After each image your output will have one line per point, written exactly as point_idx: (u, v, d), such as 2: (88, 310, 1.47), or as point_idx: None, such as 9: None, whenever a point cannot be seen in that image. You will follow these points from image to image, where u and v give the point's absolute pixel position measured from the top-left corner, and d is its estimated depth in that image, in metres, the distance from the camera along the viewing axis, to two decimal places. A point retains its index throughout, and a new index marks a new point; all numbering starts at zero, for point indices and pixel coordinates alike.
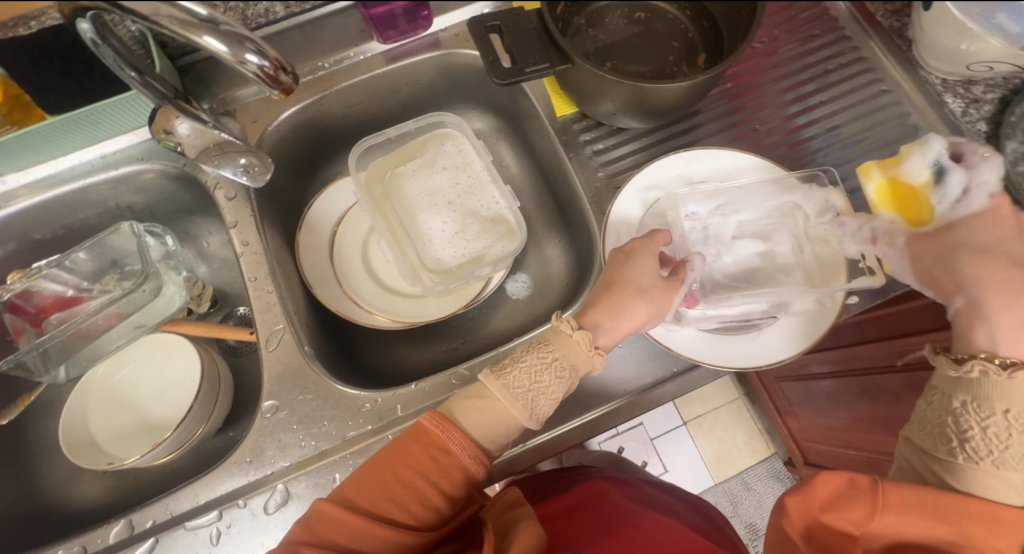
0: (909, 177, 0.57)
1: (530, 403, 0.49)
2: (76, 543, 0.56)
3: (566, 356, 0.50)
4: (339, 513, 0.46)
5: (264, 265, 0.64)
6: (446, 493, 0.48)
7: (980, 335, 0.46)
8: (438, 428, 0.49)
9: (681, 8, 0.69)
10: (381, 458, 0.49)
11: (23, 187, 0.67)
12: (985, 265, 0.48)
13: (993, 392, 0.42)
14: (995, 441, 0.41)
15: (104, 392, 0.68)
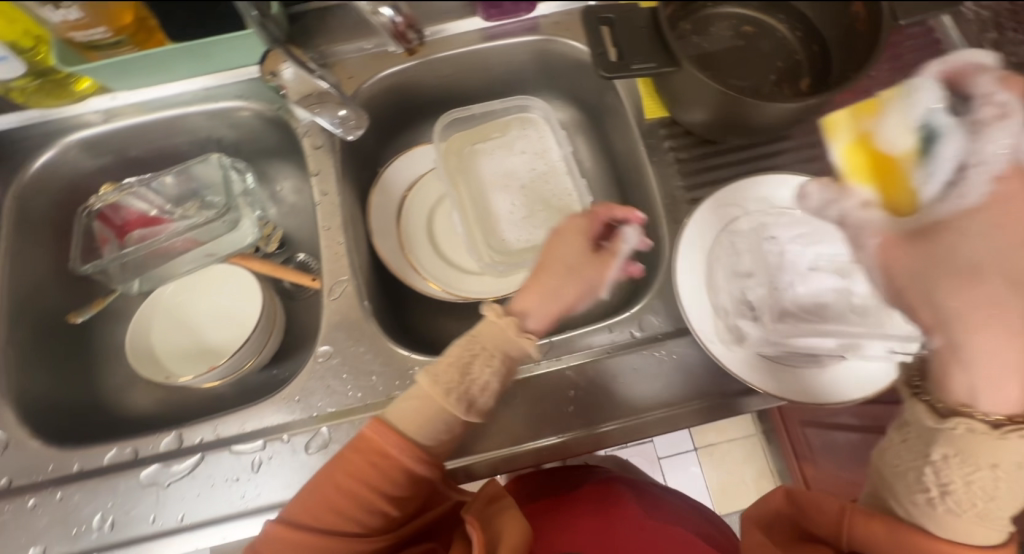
0: (887, 145, 0.46)
1: (463, 396, 0.48)
2: (129, 446, 0.58)
3: (478, 341, 0.50)
4: (290, 532, 0.48)
5: (338, 217, 0.66)
6: (393, 495, 0.49)
7: (958, 384, 0.39)
8: (373, 439, 0.48)
9: (791, 28, 0.67)
10: (323, 475, 0.49)
11: (130, 106, 0.70)
12: (990, 290, 0.39)
13: (982, 449, 0.38)
14: (981, 494, 0.39)
15: (169, 310, 0.71)
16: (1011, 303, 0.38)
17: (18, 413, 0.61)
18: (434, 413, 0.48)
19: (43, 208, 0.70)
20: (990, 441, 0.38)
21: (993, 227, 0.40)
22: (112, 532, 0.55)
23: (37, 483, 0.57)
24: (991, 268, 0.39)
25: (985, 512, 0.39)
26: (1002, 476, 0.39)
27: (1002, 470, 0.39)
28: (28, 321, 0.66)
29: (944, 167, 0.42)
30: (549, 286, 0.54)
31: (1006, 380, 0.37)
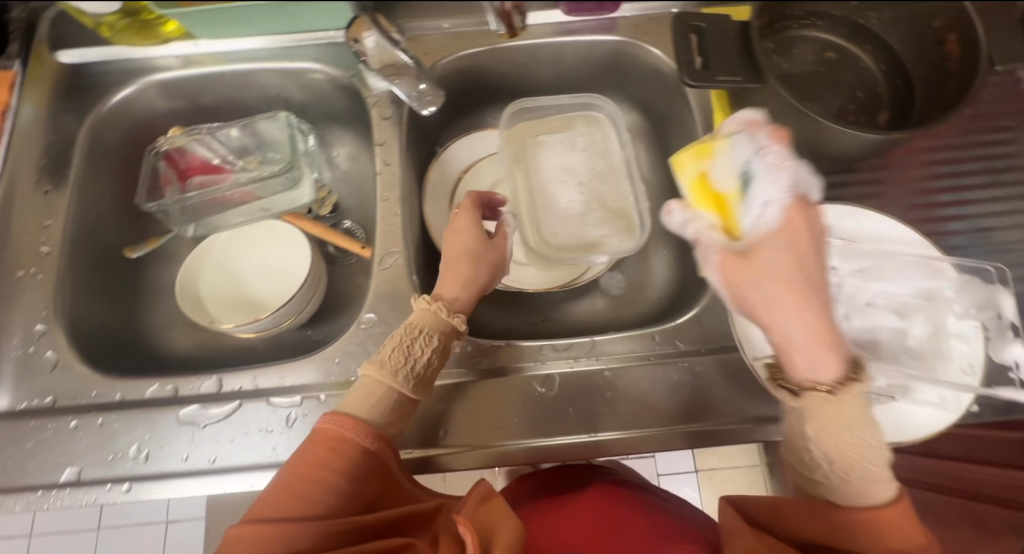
0: (719, 181, 0.45)
1: (400, 373, 0.52)
2: (169, 383, 0.60)
3: (415, 325, 0.55)
4: (250, 529, 0.45)
5: (397, 189, 0.67)
6: (353, 477, 0.48)
7: (799, 363, 0.42)
8: (325, 425, 0.50)
9: (876, 60, 0.66)
10: (283, 469, 0.48)
11: (209, 55, 0.72)
12: (789, 288, 0.41)
13: (833, 413, 0.41)
14: (852, 454, 0.41)
15: (220, 258, 0.73)
16: (800, 294, 0.41)
17: (69, 336, 0.62)
18: (386, 394, 0.52)
19: (113, 142, 0.72)
20: (834, 396, 0.41)
21: (792, 244, 0.41)
22: (147, 464, 0.57)
23: (79, 406, 0.59)
24: (802, 270, 0.41)
25: (876, 476, 0.41)
26: (859, 432, 0.41)
27: (866, 426, 0.42)
28: (87, 249, 0.68)
29: (766, 208, 0.42)
30: (462, 268, 0.60)
31: (822, 348, 0.41)
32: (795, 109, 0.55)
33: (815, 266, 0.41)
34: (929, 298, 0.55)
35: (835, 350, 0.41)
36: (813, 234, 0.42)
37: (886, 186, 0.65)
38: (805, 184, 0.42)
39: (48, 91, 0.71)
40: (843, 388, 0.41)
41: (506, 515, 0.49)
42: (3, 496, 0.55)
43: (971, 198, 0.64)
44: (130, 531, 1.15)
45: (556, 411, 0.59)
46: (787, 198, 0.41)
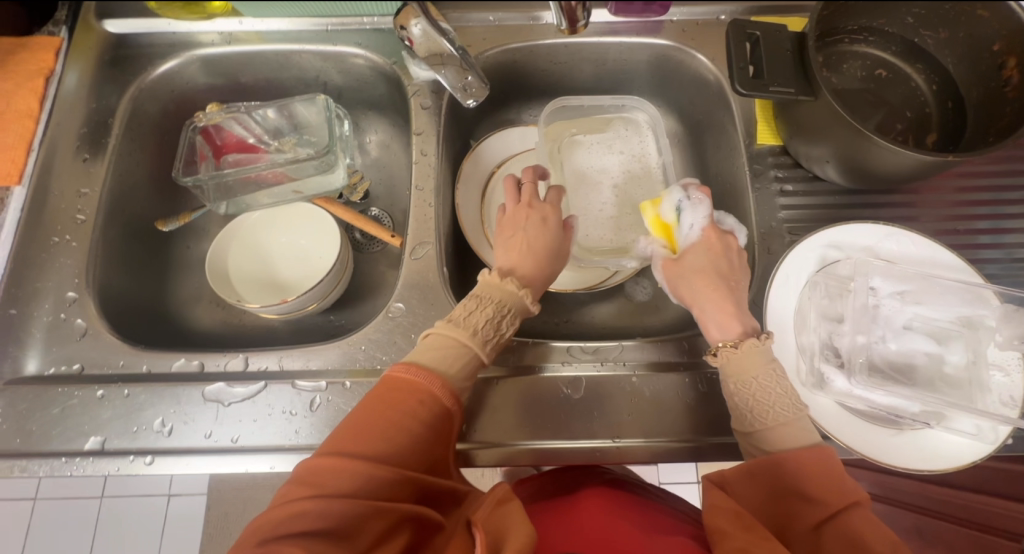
0: (666, 216, 0.64)
1: (480, 338, 0.55)
2: (196, 359, 0.61)
3: (505, 302, 0.57)
4: (331, 462, 0.46)
5: (432, 180, 0.67)
6: (430, 432, 0.50)
7: (713, 331, 0.56)
8: (416, 377, 0.52)
9: (928, 79, 0.65)
10: (363, 410, 0.50)
11: (253, 33, 0.72)
12: (705, 281, 0.58)
13: (739, 364, 0.52)
14: (765, 401, 0.51)
15: (251, 238, 0.74)
16: (710, 281, 0.58)
17: (99, 305, 0.63)
18: (469, 358, 0.54)
19: (152, 114, 0.72)
20: (742, 352, 0.52)
21: (707, 248, 0.60)
22: (170, 437, 0.57)
23: (106, 376, 0.60)
24: (715, 269, 0.58)
25: (789, 421, 0.50)
26: (764, 380, 0.51)
27: (772, 377, 0.51)
28: (121, 220, 0.69)
29: (692, 229, 0.62)
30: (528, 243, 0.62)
31: (725, 313, 0.56)
32: (847, 124, 0.54)
33: (725, 266, 0.59)
34: (969, 325, 0.54)
35: (738, 317, 0.56)
36: (727, 248, 0.60)
37: (926, 209, 0.64)
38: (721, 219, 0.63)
39: (92, 59, 0.71)
40: (744, 344, 0.53)
41: (522, 523, 0.47)
42: (27, 460, 0.56)
43: (1012, 227, 0.63)
44: (134, 501, 1.16)
45: (581, 415, 0.58)
46: (706, 223, 0.61)
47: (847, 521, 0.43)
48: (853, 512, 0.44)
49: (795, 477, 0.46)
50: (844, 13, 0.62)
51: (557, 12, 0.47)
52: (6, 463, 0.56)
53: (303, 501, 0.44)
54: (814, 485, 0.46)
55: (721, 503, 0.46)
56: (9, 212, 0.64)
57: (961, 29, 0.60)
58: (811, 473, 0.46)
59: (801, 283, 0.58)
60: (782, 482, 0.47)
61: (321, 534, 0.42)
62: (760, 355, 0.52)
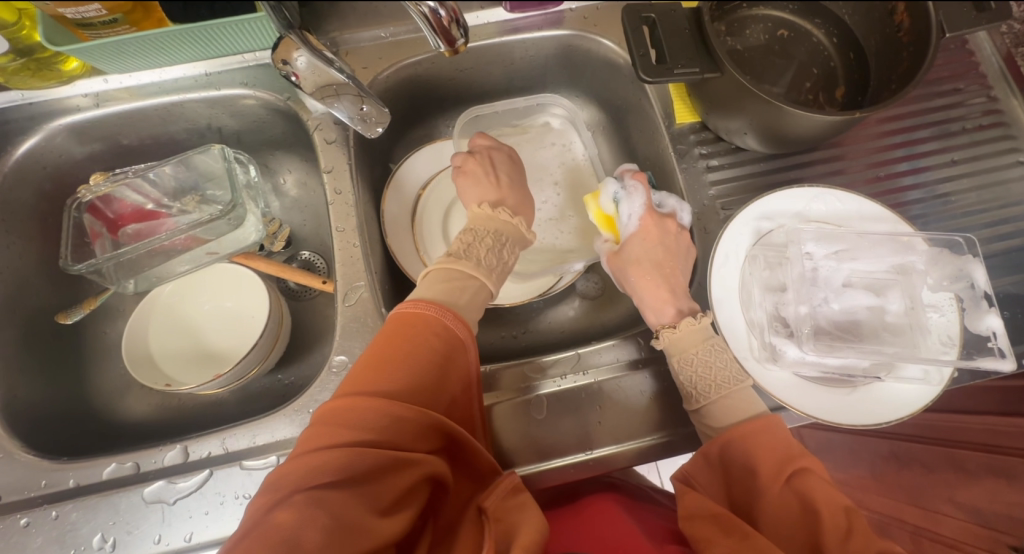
0: (606, 210, 0.62)
1: (491, 269, 0.58)
2: (129, 460, 0.55)
3: (501, 231, 0.61)
4: (351, 403, 0.45)
5: (353, 217, 0.63)
6: (448, 365, 0.50)
7: (651, 315, 0.57)
8: (428, 310, 0.52)
9: (827, 34, 0.66)
10: (380, 350, 0.49)
11: (123, 90, 0.65)
12: (642, 272, 0.58)
13: (679, 344, 0.53)
14: (711, 386, 0.51)
15: (169, 311, 0.68)
16: (647, 273, 0.58)
17: (5, 423, 0.56)
18: (482, 292, 0.57)
19: (28, 198, 0.65)
20: (680, 335, 0.53)
21: (645, 238, 0.59)
22: (114, 552, 0.52)
23: (28, 500, 0.54)
24: (652, 258, 0.58)
25: (731, 392, 0.51)
26: (708, 356, 0.52)
27: (712, 352, 0.52)
28: (16, 322, 0.62)
29: (631, 219, 0.60)
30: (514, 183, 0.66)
31: (660, 302, 0.57)
32: (757, 95, 0.53)
33: (666, 252, 0.58)
34: (902, 272, 0.55)
35: (674, 301, 0.56)
36: (666, 234, 0.59)
37: (847, 160, 0.64)
38: (667, 205, 0.61)
39: None
40: (681, 324, 0.54)
41: (533, 519, 0.48)
42: None
43: (927, 165, 0.64)
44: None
45: (546, 432, 0.57)
46: (643, 211, 0.60)
47: (802, 491, 0.44)
48: (805, 478, 0.44)
49: (749, 455, 0.47)
50: None
51: (428, 31, 0.44)
52: None
53: (326, 447, 0.43)
54: (765, 458, 0.46)
55: (693, 509, 0.47)
56: None
57: None
58: (760, 444, 0.47)
59: (741, 259, 0.57)
60: (739, 467, 0.47)
61: (343, 479, 0.41)
62: (698, 334, 0.53)
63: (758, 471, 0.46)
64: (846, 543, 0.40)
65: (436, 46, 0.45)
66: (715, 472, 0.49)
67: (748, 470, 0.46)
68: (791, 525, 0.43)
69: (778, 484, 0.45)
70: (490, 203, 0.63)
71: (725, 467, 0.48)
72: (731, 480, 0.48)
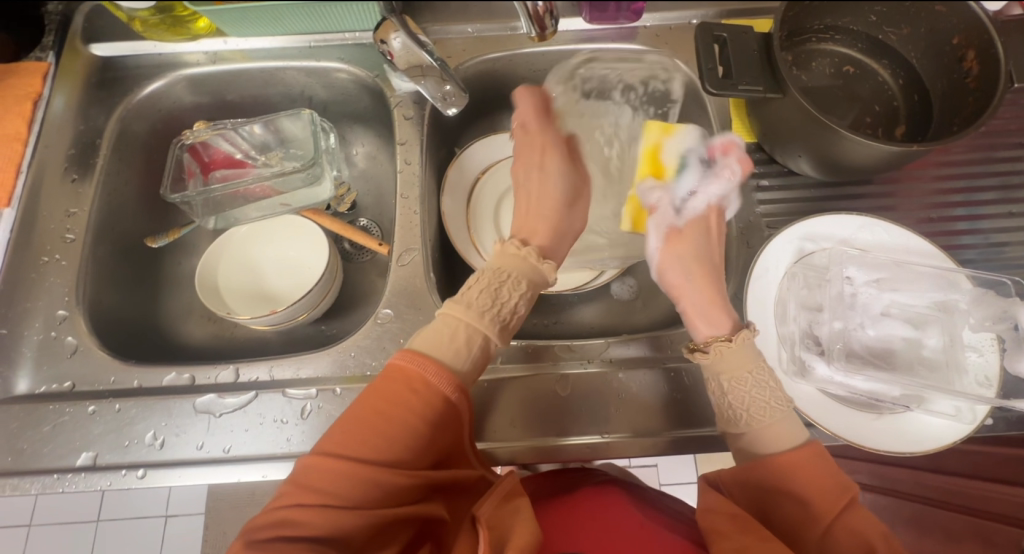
0: (668, 154, 0.63)
1: (492, 314, 0.53)
2: (186, 372, 0.61)
3: (505, 268, 0.55)
4: (323, 462, 0.44)
5: (417, 188, 0.68)
6: (432, 428, 0.47)
7: (701, 329, 0.55)
8: (413, 365, 0.49)
9: (894, 74, 0.67)
10: (361, 406, 0.47)
11: (237, 51, 0.74)
12: (693, 285, 0.57)
13: (728, 362, 0.51)
14: (761, 411, 0.49)
15: (239, 250, 0.75)
16: (697, 280, 0.57)
17: (90, 322, 0.64)
18: (483, 346, 0.52)
19: (140, 134, 0.74)
20: (728, 356, 0.52)
21: (706, 242, 0.59)
22: (162, 450, 0.57)
23: (97, 391, 0.60)
24: (711, 265, 0.58)
25: (782, 414, 0.49)
26: (758, 378, 0.50)
27: (764, 369, 0.51)
28: (113, 237, 0.70)
29: (694, 196, 0.62)
30: (557, 221, 0.60)
31: (711, 312, 0.55)
32: (816, 120, 0.55)
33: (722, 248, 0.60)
34: (945, 310, 0.55)
35: (725, 312, 0.55)
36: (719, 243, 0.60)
37: (901, 198, 0.65)
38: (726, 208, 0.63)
39: (80, 83, 0.72)
40: (735, 338, 0.52)
41: (526, 524, 0.49)
42: (19, 478, 0.56)
43: (983, 214, 0.64)
44: (127, 523, 1.30)
45: (567, 413, 0.59)
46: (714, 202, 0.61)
47: (847, 523, 0.43)
48: (850, 514, 0.44)
49: (792, 477, 0.46)
50: (811, 14, 0.65)
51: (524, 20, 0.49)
52: None
53: (297, 506, 0.43)
54: (808, 485, 0.45)
55: (715, 506, 0.46)
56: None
57: (922, 25, 0.62)
58: (804, 470, 0.46)
59: (780, 274, 0.59)
60: (779, 488, 0.46)
61: (319, 541, 0.42)
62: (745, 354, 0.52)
63: (797, 495, 0.45)
64: None
65: (530, 31, 0.51)
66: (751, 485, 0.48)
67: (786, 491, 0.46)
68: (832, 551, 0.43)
69: (823, 511, 0.44)
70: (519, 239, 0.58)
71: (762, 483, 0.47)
72: (765, 498, 0.47)
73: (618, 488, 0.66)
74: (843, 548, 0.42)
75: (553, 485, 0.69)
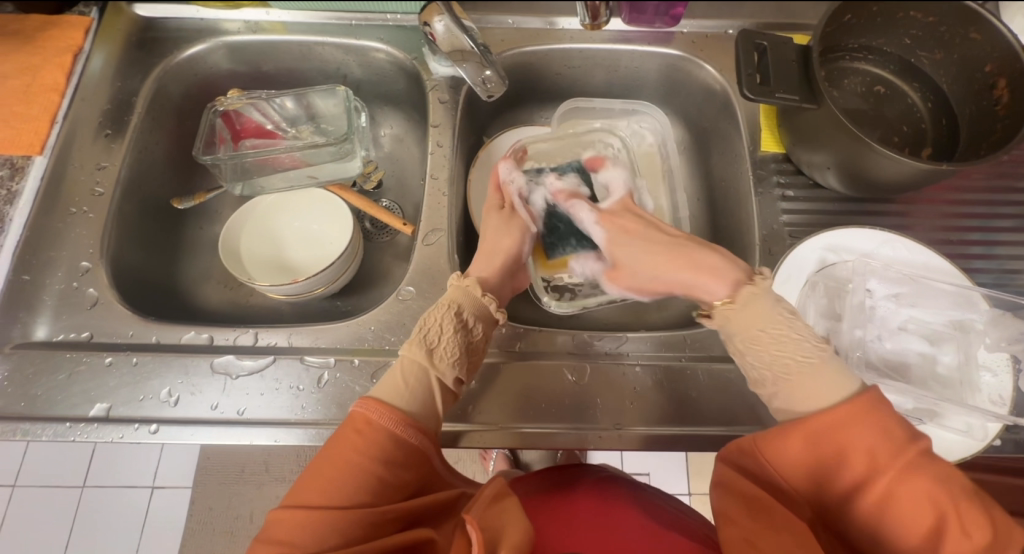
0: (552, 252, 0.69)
1: (426, 344, 0.53)
2: (205, 332, 0.61)
3: (453, 300, 0.56)
4: (287, 514, 0.45)
5: (447, 170, 0.69)
6: (385, 465, 0.48)
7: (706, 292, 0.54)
8: (361, 410, 0.50)
9: (923, 97, 0.69)
10: (318, 457, 0.48)
11: (278, 23, 0.75)
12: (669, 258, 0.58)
13: (741, 319, 0.51)
14: (789, 371, 0.47)
15: (262, 217, 0.75)
16: (668, 251, 0.58)
17: (112, 275, 0.64)
18: (420, 375, 0.52)
19: (175, 96, 0.74)
20: (735, 315, 0.51)
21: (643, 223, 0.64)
22: (176, 407, 0.57)
23: (115, 344, 0.60)
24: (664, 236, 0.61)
25: (811, 371, 0.46)
26: (772, 334, 0.49)
27: (780, 326, 0.49)
28: (140, 195, 0.70)
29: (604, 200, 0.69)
30: (493, 247, 0.62)
31: (704, 269, 0.55)
32: (849, 132, 0.56)
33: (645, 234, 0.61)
34: (960, 329, 0.56)
35: (722, 268, 0.54)
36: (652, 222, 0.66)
37: (921, 219, 0.66)
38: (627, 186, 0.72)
39: (121, 41, 0.73)
40: (740, 296, 0.51)
41: (517, 520, 0.49)
42: (32, 423, 0.56)
43: (1000, 240, 0.66)
44: (111, 492, 1.27)
45: (579, 399, 0.59)
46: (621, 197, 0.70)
47: (898, 482, 0.40)
48: (907, 473, 0.40)
49: (846, 442, 0.42)
50: (847, 32, 0.67)
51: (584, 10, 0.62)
52: (7, 425, 0.56)
53: None
54: (866, 447, 0.41)
55: (736, 481, 0.46)
56: (29, 180, 0.65)
57: (955, 51, 0.64)
58: (859, 432, 0.42)
59: (801, 283, 0.60)
60: (830, 445, 0.42)
61: None
62: (757, 304, 0.51)
63: (852, 459, 0.42)
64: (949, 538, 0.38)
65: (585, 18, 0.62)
66: (799, 445, 0.44)
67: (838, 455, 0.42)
68: (886, 513, 0.40)
69: (871, 473, 0.41)
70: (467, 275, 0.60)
71: (812, 440, 0.43)
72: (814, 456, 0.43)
73: (616, 486, 0.66)
74: (896, 506, 0.40)
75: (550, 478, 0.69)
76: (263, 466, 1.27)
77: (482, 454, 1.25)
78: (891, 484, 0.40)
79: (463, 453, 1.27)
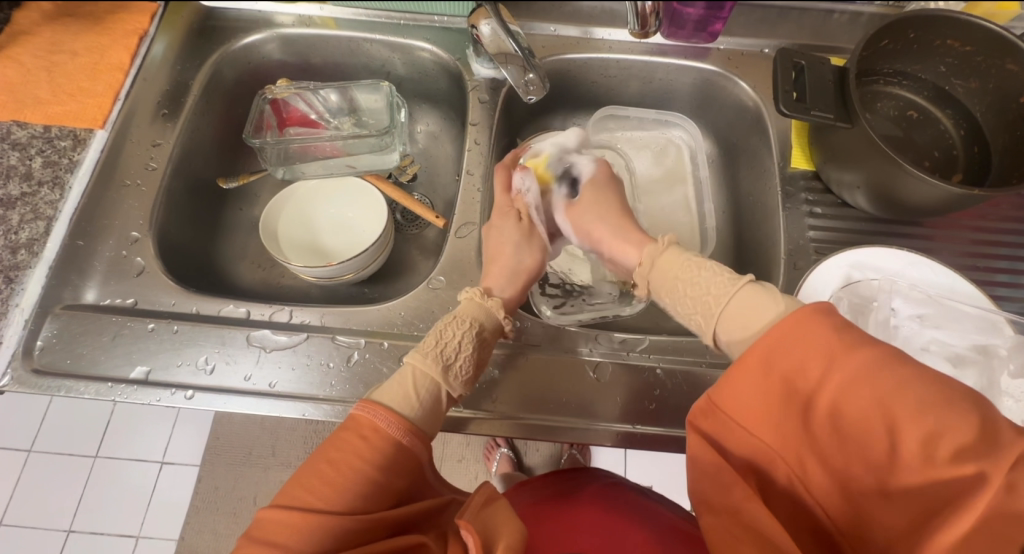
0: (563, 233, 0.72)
1: (441, 359, 0.53)
2: (243, 306, 0.64)
3: (474, 317, 0.57)
4: (282, 515, 0.44)
5: (482, 167, 0.72)
6: (385, 471, 0.47)
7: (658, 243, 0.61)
8: (367, 412, 0.49)
9: (957, 124, 0.70)
10: (317, 456, 0.47)
11: (330, 18, 0.78)
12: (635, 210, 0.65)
13: (668, 267, 0.54)
14: (710, 311, 0.49)
15: (302, 201, 0.78)
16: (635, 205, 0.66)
17: (156, 246, 0.67)
18: (430, 387, 0.52)
19: (227, 82, 0.78)
20: (658, 264, 0.55)
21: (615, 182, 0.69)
22: (211, 375, 0.59)
23: (157, 312, 0.63)
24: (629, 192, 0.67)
25: (725, 303, 0.48)
26: (684, 277, 0.52)
27: (691, 269, 0.52)
28: (189, 173, 0.74)
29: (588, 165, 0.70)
30: (511, 261, 0.63)
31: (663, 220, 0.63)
32: (884, 155, 0.57)
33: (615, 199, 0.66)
34: (984, 353, 0.57)
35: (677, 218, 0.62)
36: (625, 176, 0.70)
37: (947, 243, 0.67)
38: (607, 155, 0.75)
39: (182, 28, 0.77)
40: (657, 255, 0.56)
41: (512, 519, 0.48)
42: (76, 380, 0.59)
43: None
44: (119, 465, 1.29)
45: (597, 396, 0.61)
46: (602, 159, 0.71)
47: (858, 391, 0.36)
48: (865, 377, 0.36)
49: (776, 363, 0.40)
50: (884, 57, 0.68)
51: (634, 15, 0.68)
52: (52, 381, 0.58)
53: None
54: (797, 364, 0.39)
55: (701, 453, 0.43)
56: (89, 152, 0.68)
57: (991, 81, 0.65)
58: (789, 347, 0.39)
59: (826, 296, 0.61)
60: (782, 367, 0.39)
61: None
62: (674, 253, 0.55)
63: (785, 380, 0.39)
64: (931, 442, 0.34)
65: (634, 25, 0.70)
66: (752, 380, 0.41)
67: (774, 379, 0.40)
68: (857, 426, 0.36)
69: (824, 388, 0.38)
70: (487, 291, 0.60)
71: (766, 369, 0.40)
72: (767, 385, 0.40)
73: (616, 494, 0.67)
74: (862, 415, 0.36)
75: (553, 487, 0.69)
76: (270, 450, 1.29)
77: (486, 455, 1.26)
78: (831, 395, 0.37)
79: (467, 450, 1.27)
